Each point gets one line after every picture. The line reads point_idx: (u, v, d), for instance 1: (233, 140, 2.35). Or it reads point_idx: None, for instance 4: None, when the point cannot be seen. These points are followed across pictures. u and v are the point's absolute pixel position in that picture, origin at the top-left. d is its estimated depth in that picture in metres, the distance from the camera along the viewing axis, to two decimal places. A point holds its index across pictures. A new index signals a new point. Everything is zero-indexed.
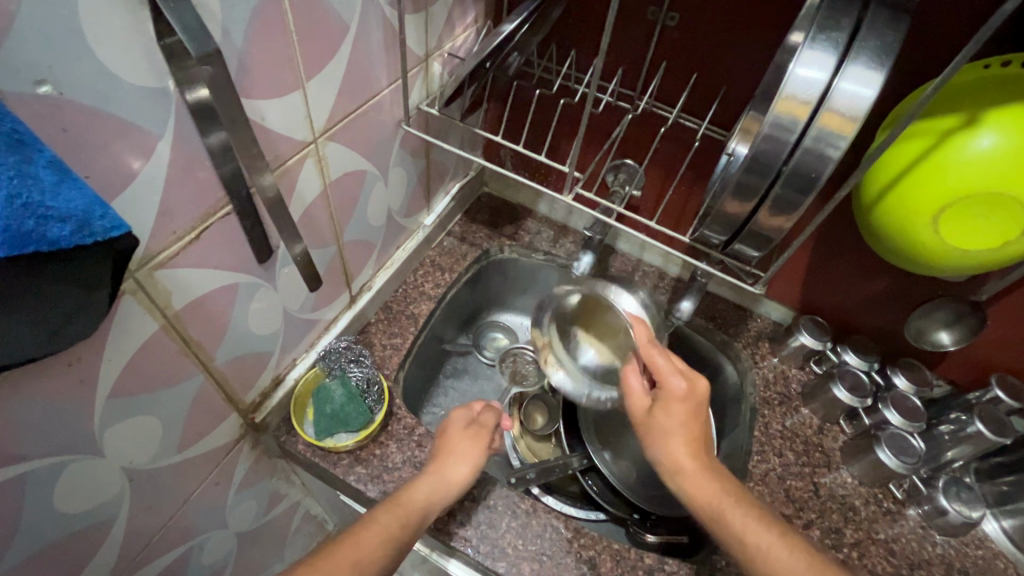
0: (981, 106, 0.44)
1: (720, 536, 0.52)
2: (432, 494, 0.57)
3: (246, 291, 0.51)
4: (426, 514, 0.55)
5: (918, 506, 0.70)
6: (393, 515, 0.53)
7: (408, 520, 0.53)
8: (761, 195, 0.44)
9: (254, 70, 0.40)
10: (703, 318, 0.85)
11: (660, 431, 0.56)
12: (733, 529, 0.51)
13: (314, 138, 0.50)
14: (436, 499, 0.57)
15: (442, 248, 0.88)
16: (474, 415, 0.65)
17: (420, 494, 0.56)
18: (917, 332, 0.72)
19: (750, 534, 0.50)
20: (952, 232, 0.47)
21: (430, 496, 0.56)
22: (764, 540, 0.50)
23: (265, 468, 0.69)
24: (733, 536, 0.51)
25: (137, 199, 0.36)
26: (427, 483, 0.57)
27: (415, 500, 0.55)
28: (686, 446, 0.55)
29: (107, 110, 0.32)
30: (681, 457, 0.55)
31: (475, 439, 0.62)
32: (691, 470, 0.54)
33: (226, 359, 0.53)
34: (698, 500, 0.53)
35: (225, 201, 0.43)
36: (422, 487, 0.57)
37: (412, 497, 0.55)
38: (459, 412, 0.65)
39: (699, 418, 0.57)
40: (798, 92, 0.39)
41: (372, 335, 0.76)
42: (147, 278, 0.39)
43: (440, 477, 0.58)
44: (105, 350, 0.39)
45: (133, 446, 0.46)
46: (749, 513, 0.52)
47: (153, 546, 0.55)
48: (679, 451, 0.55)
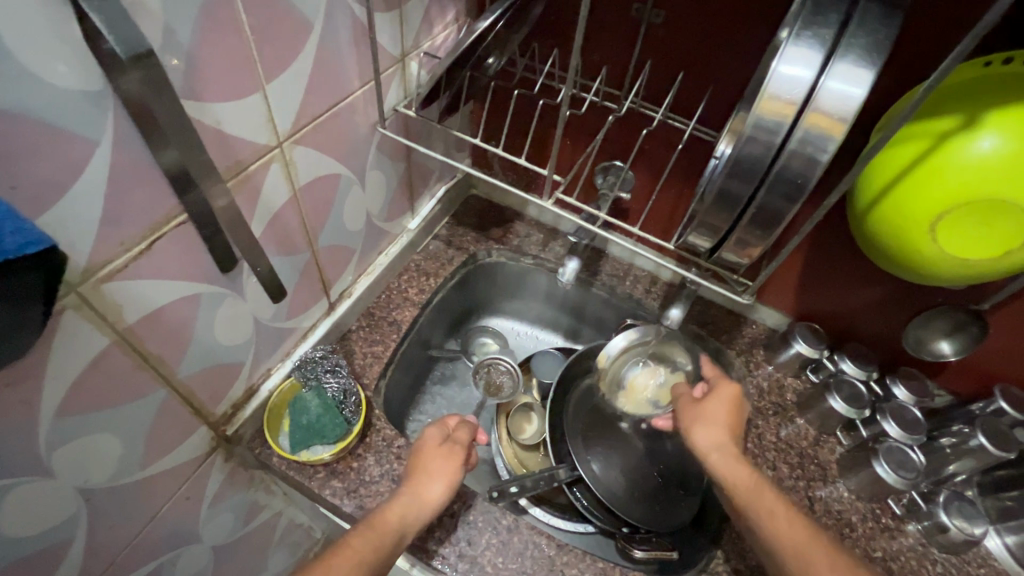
0: (983, 106, 0.41)
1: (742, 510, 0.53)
2: (406, 515, 0.55)
3: (209, 302, 0.48)
4: (402, 535, 0.53)
5: (918, 522, 0.67)
6: (365, 539, 0.51)
7: (383, 543, 0.51)
8: (746, 202, 0.41)
9: (204, 71, 0.38)
10: (695, 325, 0.83)
11: (704, 415, 0.60)
12: (760, 504, 0.52)
13: (279, 142, 0.48)
14: (409, 522, 0.54)
15: (427, 252, 0.86)
16: (449, 432, 0.63)
17: (394, 516, 0.54)
18: (917, 342, 0.69)
19: (774, 510, 0.52)
20: (951, 241, 0.44)
21: (404, 518, 0.54)
22: (788, 516, 0.51)
23: (241, 481, 0.67)
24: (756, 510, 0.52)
25: (73, 209, 0.34)
26: (401, 504, 0.55)
27: (390, 522, 0.53)
28: (725, 430, 0.59)
29: (31, 115, 0.30)
30: (719, 438, 0.58)
31: (449, 458, 0.60)
32: (729, 452, 0.57)
33: (192, 372, 0.51)
34: (732, 475, 0.55)
35: (178, 210, 0.41)
36: (397, 508, 0.55)
37: (386, 518, 0.53)
38: (433, 429, 0.63)
39: (738, 417, 0.61)
40: (782, 93, 0.36)
41: (353, 343, 0.74)
42: (92, 292, 0.37)
43: (416, 498, 0.56)
44: (48, 368, 0.37)
45: (88, 466, 0.44)
46: (781, 496, 0.53)
47: (117, 565, 0.53)
48: (718, 434, 0.58)
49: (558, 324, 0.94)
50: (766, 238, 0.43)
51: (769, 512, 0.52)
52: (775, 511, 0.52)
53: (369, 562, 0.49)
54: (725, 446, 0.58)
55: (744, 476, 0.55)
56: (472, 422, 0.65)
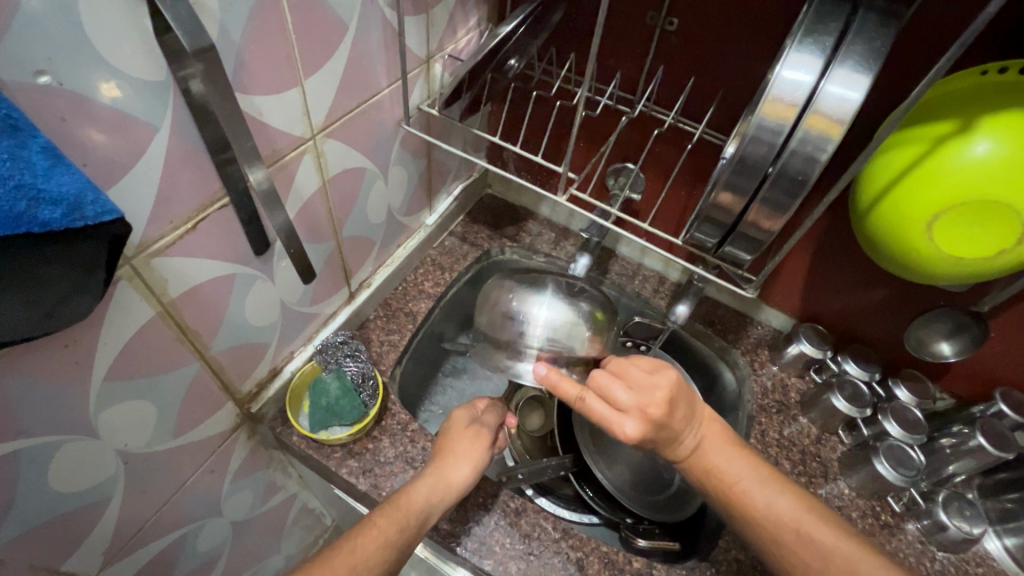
0: (975, 113, 0.44)
1: (720, 502, 0.57)
2: (433, 495, 0.58)
3: (243, 283, 0.52)
4: (424, 517, 0.56)
5: (917, 520, 0.69)
6: (390, 519, 0.53)
7: (407, 523, 0.54)
8: (750, 196, 0.43)
9: (250, 64, 0.41)
10: (701, 323, 0.86)
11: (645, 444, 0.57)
12: (732, 493, 0.55)
13: (312, 135, 0.51)
14: (435, 501, 0.58)
15: (443, 247, 0.90)
16: (477, 415, 0.69)
17: (419, 497, 0.56)
18: (918, 342, 0.70)
19: (750, 500, 0.54)
20: (946, 240, 0.46)
21: (430, 498, 0.57)
22: (766, 501, 0.54)
23: (262, 459, 0.71)
24: (731, 502, 0.55)
25: (132, 188, 0.37)
26: (428, 484, 0.58)
27: (415, 502, 0.56)
28: (670, 448, 0.56)
29: (104, 101, 0.33)
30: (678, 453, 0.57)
31: (476, 441, 0.64)
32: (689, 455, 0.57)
33: (224, 348, 0.54)
34: (696, 472, 0.58)
35: (221, 193, 0.44)
36: (423, 489, 0.58)
37: (412, 498, 0.56)
38: (462, 412, 0.68)
39: (673, 430, 0.55)
40: (784, 95, 0.38)
41: (370, 331, 0.78)
42: (144, 265, 0.41)
43: (442, 480, 0.59)
44: (101, 334, 0.40)
45: (127, 430, 0.47)
46: (752, 472, 0.56)
47: (146, 530, 0.56)
48: (672, 451, 0.57)
49: None
50: (768, 233, 0.45)
51: (758, 508, 0.54)
52: (755, 505, 0.54)
53: (393, 543, 0.51)
54: (694, 446, 0.57)
55: (710, 467, 0.57)
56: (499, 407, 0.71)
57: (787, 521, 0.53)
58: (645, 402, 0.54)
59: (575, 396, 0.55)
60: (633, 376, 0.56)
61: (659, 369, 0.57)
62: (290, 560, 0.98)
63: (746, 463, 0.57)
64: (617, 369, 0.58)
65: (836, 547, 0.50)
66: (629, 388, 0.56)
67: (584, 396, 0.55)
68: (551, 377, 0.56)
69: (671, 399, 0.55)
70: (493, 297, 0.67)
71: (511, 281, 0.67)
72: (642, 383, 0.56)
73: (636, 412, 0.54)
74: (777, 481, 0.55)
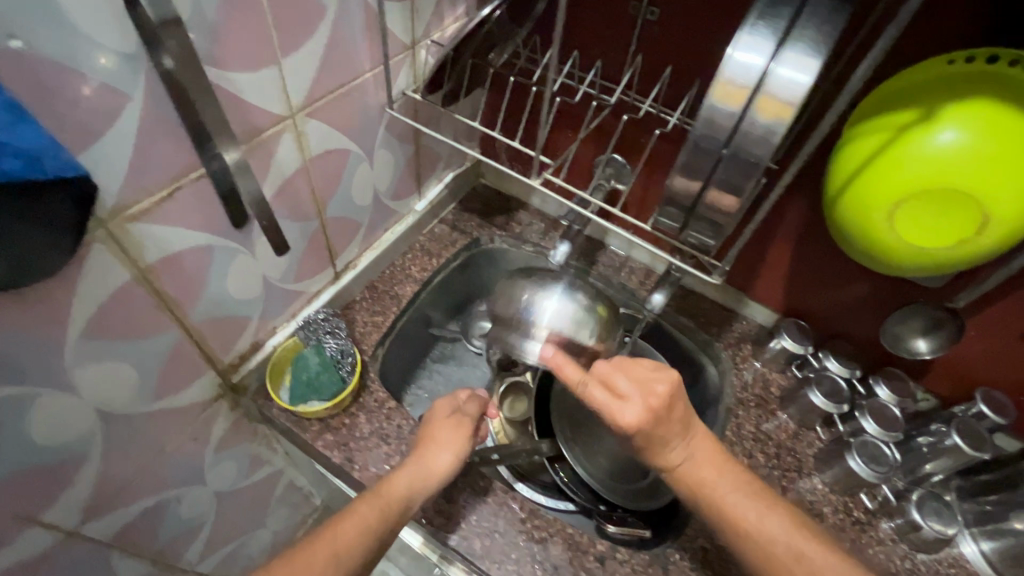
0: (937, 101, 0.44)
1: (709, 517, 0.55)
2: (413, 484, 0.59)
3: (222, 255, 0.54)
4: (406, 505, 0.57)
5: (890, 519, 0.68)
6: (372, 506, 0.55)
7: (389, 510, 0.55)
8: (706, 179, 0.44)
9: (225, 40, 0.43)
10: (684, 317, 0.86)
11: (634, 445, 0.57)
12: (723, 510, 0.54)
13: (292, 113, 0.53)
14: (416, 489, 0.59)
15: (433, 234, 0.91)
16: (459, 404, 0.69)
17: (401, 485, 0.58)
18: (894, 338, 0.68)
19: (740, 515, 0.53)
20: (908, 229, 0.46)
21: (411, 484, 0.59)
22: (757, 515, 0.53)
23: (245, 431, 0.73)
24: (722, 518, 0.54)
25: (107, 153, 0.39)
26: (409, 473, 0.59)
27: (396, 491, 0.57)
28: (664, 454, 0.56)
29: (76, 67, 0.35)
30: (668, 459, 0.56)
31: (458, 429, 0.65)
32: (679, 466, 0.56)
33: (203, 318, 0.56)
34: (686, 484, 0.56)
35: (197, 164, 0.46)
36: (404, 476, 0.59)
37: (393, 485, 0.57)
38: (444, 401, 0.68)
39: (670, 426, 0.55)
40: (736, 77, 0.39)
41: (355, 312, 0.80)
42: (119, 229, 0.43)
43: (424, 468, 0.60)
44: (76, 292, 0.42)
45: (105, 390, 0.49)
46: (740, 486, 0.55)
47: (126, 491, 0.58)
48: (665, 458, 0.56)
49: None
50: (726, 217, 0.46)
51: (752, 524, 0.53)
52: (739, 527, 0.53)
53: (373, 528, 0.53)
54: (682, 463, 0.56)
55: (699, 481, 0.56)
56: (482, 398, 0.70)
57: (778, 536, 0.52)
58: (647, 393, 0.55)
59: (579, 380, 0.56)
60: (636, 370, 0.57)
61: (661, 367, 0.58)
62: (276, 536, 1.01)
63: (735, 485, 0.55)
64: (620, 362, 0.59)
65: (825, 566, 0.50)
66: (631, 379, 0.56)
67: (587, 382, 0.56)
68: (558, 359, 0.58)
69: (671, 396, 0.55)
70: (502, 292, 0.68)
71: (520, 279, 0.68)
72: (643, 378, 0.56)
73: (638, 400, 0.55)
74: (765, 496, 0.55)
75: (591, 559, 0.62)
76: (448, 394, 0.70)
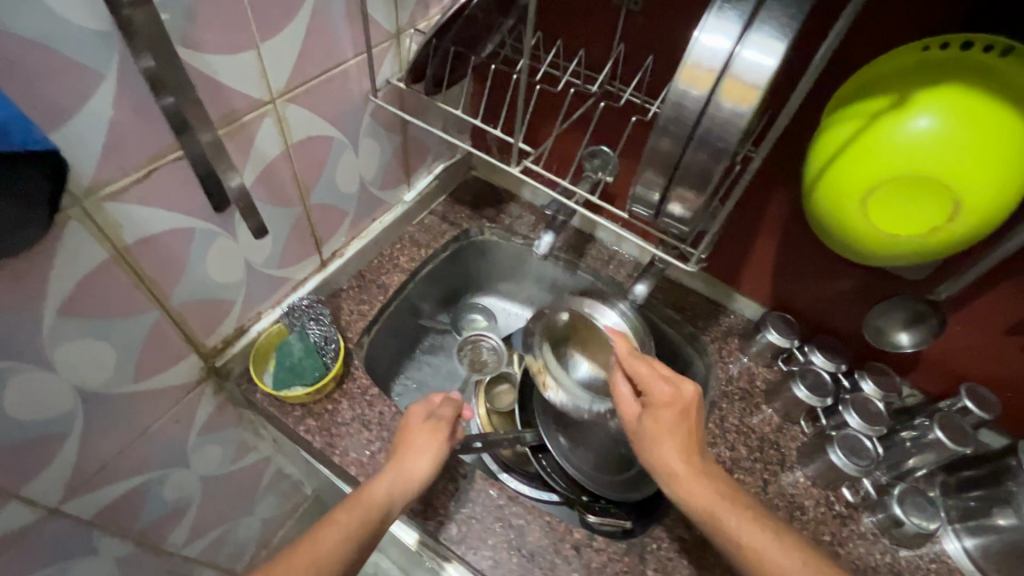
0: (912, 87, 0.44)
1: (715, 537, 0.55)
2: (393, 491, 0.58)
3: (203, 238, 0.55)
4: (386, 510, 0.57)
5: (873, 514, 0.68)
6: (352, 514, 0.54)
7: (369, 518, 0.55)
8: (676, 164, 0.44)
9: (200, 22, 0.44)
10: (672, 310, 0.86)
11: (649, 438, 0.60)
12: (728, 530, 0.54)
13: (272, 98, 0.54)
14: (395, 495, 0.58)
15: (422, 225, 0.92)
16: (433, 408, 0.67)
17: (379, 492, 0.57)
18: (876, 331, 0.67)
19: (745, 536, 0.53)
20: (881, 217, 0.46)
21: (391, 490, 0.58)
22: (759, 536, 0.53)
23: (230, 416, 0.74)
24: (728, 538, 0.54)
25: (81, 132, 0.40)
26: (387, 480, 0.59)
27: (375, 497, 0.57)
28: (680, 453, 0.58)
29: (47, 45, 0.36)
30: (674, 463, 0.58)
31: (434, 434, 0.64)
32: (686, 476, 0.57)
33: (184, 300, 0.57)
34: (694, 498, 0.56)
35: (175, 146, 0.47)
36: (383, 483, 0.59)
37: (373, 493, 0.57)
38: (417, 407, 0.67)
39: (691, 424, 0.60)
40: (702, 61, 0.39)
41: (342, 300, 0.80)
42: (95, 208, 0.43)
43: (403, 475, 0.60)
44: (52, 270, 0.43)
45: (84, 369, 0.50)
46: (744, 514, 0.55)
47: (108, 471, 0.59)
48: (674, 457, 0.58)
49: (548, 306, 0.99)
50: (696, 203, 0.45)
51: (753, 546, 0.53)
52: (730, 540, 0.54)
53: (352, 538, 0.53)
54: (675, 471, 0.58)
55: (705, 498, 0.56)
56: (456, 400, 0.69)
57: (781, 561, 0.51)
58: (680, 382, 0.62)
59: (630, 352, 0.64)
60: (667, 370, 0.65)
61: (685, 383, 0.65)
62: (265, 523, 1.02)
63: (728, 503, 0.56)
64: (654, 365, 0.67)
65: None
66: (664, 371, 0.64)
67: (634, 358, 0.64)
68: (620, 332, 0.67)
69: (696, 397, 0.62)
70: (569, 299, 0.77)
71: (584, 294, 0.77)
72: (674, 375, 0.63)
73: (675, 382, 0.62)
74: (769, 524, 0.54)
75: (567, 547, 0.62)
76: (422, 398, 0.69)
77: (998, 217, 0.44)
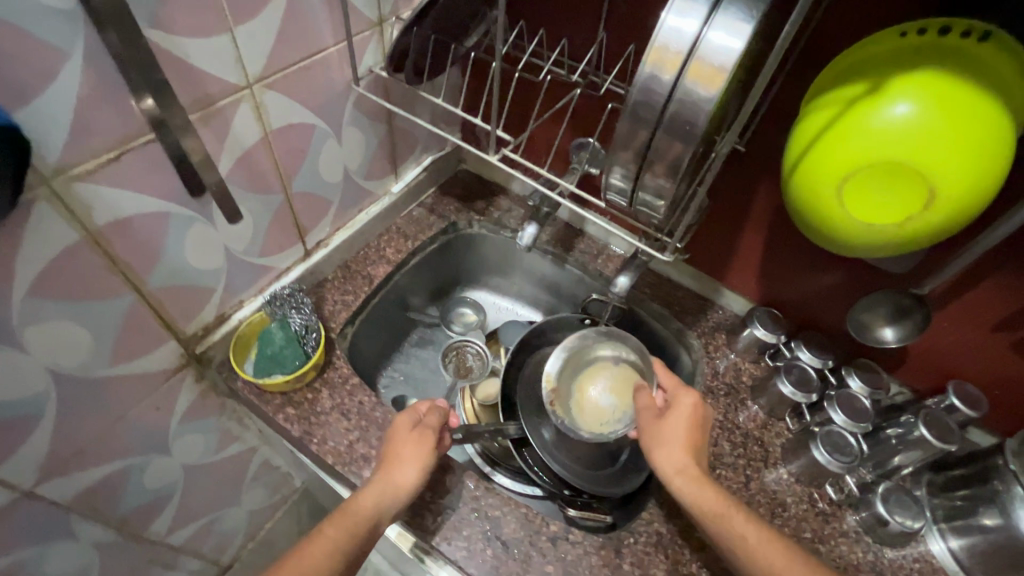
0: (887, 73, 0.43)
1: (718, 538, 0.54)
2: (382, 501, 0.57)
3: (179, 223, 0.55)
4: (375, 522, 0.55)
5: (857, 512, 0.67)
6: (340, 528, 0.54)
7: (358, 531, 0.54)
8: (645, 150, 0.43)
9: (171, 4, 0.44)
10: (659, 304, 0.85)
11: (664, 435, 0.62)
12: (732, 532, 0.54)
13: (249, 84, 0.54)
14: (384, 506, 0.57)
15: (410, 217, 0.91)
16: (419, 417, 0.64)
17: (369, 503, 0.56)
18: (860, 326, 0.66)
19: (749, 538, 0.53)
20: (856, 206, 0.45)
21: (378, 502, 0.57)
22: (759, 540, 0.53)
23: (212, 405, 0.74)
24: (732, 539, 0.54)
25: (47, 111, 0.40)
26: (375, 490, 0.58)
27: (363, 508, 0.56)
28: (689, 453, 0.60)
29: (10, 21, 0.36)
30: (686, 461, 0.59)
31: (421, 443, 0.61)
32: (695, 475, 0.58)
33: (162, 286, 0.57)
34: (700, 494, 0.57)
35: (146, 128, 0.47)
36: (370, 494, 0.57)
37: (360, 504, 0.56)
38: (404, 416, 0.64)
39: (703, 433, 0.63)
40: (670, 43, 0.39)
41: (326, 290, 0.80)
42: (64, 188, 0.44)
43: (391, 484, 0.58)
44: (21, 249, 0.43)
45: (58, 351, 0.50)
46: (748, 519, 0.55)
47: (85, 455, 0.59)
48: (682, 454, 0.60)
49: (537, 301, 0.98)
50: (667, 189, 0.45)
51: (754, 550, 0.52)
52: (736, 539, 0.54)
53: (341, 551, 0.52)
54: (684, 467, 0.59)
55: (711, 498, 0.56)
56: (442, 408, 0.66)
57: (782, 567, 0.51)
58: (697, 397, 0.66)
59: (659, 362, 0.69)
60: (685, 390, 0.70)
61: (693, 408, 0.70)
62: (252, 514, 1.02)
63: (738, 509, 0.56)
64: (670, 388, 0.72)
65: None
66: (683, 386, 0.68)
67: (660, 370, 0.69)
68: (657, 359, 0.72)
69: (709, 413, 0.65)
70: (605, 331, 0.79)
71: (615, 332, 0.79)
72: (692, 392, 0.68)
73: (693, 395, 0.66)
74: (772, 535, 0.54)
75: (543, 539, 0.62)
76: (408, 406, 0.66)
77: (974, 207, 0.43)
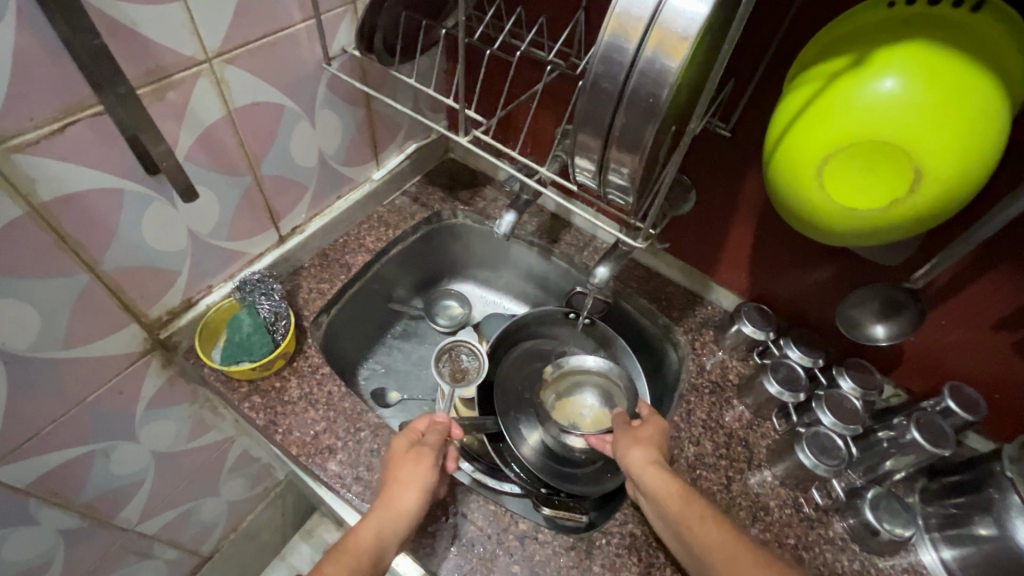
0: (870, 44, 0.40)
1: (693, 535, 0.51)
2: (382, 530, 0.53)
3: (135, 201, 0.53)
4: (376, 555, 0.51)
5: (844, 518, 0.64)
6: (340, 566, 0.50)
7: (359, 565, 0.50)
8: (609, 126, 0.41)
9: None
10: (647, 299, 0.82)
11: (633, 439, 0.61)
12: (705, 530, 0.50)
13: (208, 58, 0.52)
14: (386, 536, 0.53)
15: (392, 206, 0.89)
16: (419, 437, 0.60)
17: (367, 536, 0.52)
18: (851, 322, 0.62)
19: (726, 538, 0.49)
20: (838, 187, 0.42)
21: (380, 534, 0.52)
22: (736, 540, 0.49)
23: (180, 392, 0.72)
24: (703, 538, 0.50)
25: None
26: (376, 520, 0.53)
27: (364, 542, 0.51)
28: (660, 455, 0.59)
29: None
30: (656, 458, 0.58)
31: (419, 462, 0.57)
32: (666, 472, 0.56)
33: (118, 266, 0.55)
34: (667, 487, 0.55)
35: (93, 99, 0.45)
36: (370, 525, 0.53)
37: (360, 539, 0.52)
38: (401, 437, 0.60)
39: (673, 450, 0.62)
40: (631, 10, 0.36)
41: (302, 278, 0.78)
42: (2, 159, 0.42)
43: (393, 509, 0.54)
44: None
45: (4, 330, 0.49)
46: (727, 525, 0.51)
47: (42, 439, 0.58)
48: (654, 452, 0.59)
49: (523, 294, 0.96)
50: (633, 170, 0.42)
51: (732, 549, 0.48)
52: (706, 533, 0.50)
53: None
54: (658, 460, 0.58)
55: (681, 493, 0.54)
56: (443, 424, 0.62)
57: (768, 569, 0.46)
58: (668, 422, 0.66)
59: None
60: None
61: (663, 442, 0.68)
62: (232, 505, 1.01)
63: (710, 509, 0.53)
64: None
65: None
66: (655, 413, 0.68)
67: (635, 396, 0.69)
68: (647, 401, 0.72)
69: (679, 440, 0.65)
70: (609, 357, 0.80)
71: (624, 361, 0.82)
72: None
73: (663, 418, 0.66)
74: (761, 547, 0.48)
75: (510, 538, 0.60)
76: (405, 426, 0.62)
77: (962, 190, 0.40)
